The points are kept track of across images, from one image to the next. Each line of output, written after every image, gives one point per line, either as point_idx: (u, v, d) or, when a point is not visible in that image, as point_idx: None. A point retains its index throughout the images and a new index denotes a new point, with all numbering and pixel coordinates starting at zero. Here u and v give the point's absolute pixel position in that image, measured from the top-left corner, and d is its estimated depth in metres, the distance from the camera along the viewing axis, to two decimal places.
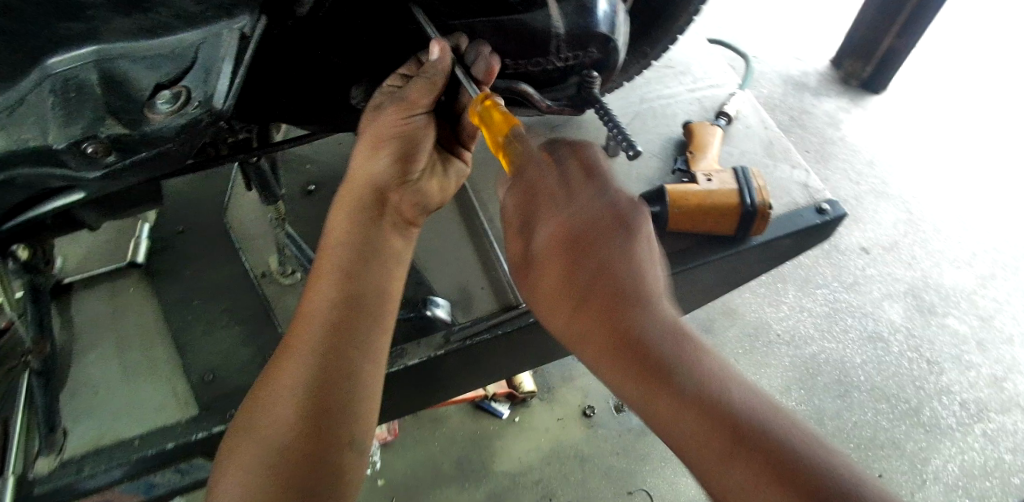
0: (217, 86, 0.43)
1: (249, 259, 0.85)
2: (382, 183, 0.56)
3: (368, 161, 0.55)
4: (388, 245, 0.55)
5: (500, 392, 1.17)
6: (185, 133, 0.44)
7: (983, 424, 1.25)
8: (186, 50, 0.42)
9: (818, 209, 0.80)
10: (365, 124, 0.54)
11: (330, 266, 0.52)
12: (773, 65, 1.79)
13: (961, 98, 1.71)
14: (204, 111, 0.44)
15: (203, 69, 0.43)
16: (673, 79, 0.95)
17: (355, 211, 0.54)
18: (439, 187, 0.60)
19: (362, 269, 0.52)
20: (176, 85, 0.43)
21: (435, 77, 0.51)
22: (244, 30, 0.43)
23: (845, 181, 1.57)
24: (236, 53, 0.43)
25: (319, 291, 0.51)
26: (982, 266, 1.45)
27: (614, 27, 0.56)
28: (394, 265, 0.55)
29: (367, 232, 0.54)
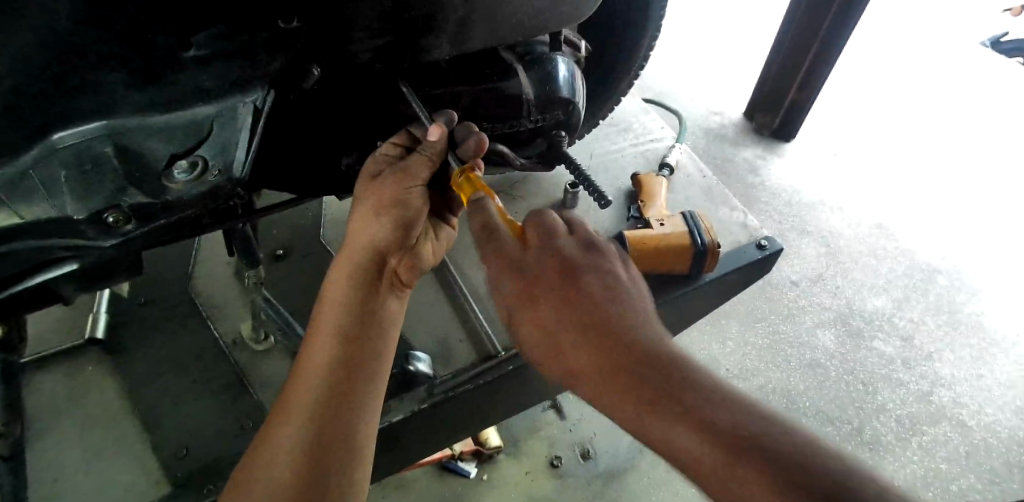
0: (235, 154, 0.47)
1: (219, 327, 0.85)
2: (382, 249, 0.56)
3: (368, 226, 0.56)
4: (386, 309, 0.55)
5: (466, 450, 1.17)
6: (204, 200, 0.46)
7: (918, 436, 1.36)
8: (202, 121, 0.46)
9: (758, 245, 0.89)
10: (364, 194, 0.56)
11: (327, 326, 0.53)
12: (694, 120, 1.95)
13: (859, 142, 1.91)
14: (224, 180, 0.46)
15: (219, 142, 0.46)
16: (617, 135, 1.03)
17: (352, 275, 0.55)
18: (433, 251, 0.61)
19: (360, 330, 0.53)
20: (192, 154, 0.46)
21: (431, 152, 0.55)
22: (256, 104, 0.47)
23: (770, 223, 1.71)
24: (250, 124, 0.47)
25: (316, 350, 0.52)
26: (897, 291, 1.59)
27: (574, 92, 0.62)
28: (393, 325, 0.55)
29: (365, 293, 0.55)
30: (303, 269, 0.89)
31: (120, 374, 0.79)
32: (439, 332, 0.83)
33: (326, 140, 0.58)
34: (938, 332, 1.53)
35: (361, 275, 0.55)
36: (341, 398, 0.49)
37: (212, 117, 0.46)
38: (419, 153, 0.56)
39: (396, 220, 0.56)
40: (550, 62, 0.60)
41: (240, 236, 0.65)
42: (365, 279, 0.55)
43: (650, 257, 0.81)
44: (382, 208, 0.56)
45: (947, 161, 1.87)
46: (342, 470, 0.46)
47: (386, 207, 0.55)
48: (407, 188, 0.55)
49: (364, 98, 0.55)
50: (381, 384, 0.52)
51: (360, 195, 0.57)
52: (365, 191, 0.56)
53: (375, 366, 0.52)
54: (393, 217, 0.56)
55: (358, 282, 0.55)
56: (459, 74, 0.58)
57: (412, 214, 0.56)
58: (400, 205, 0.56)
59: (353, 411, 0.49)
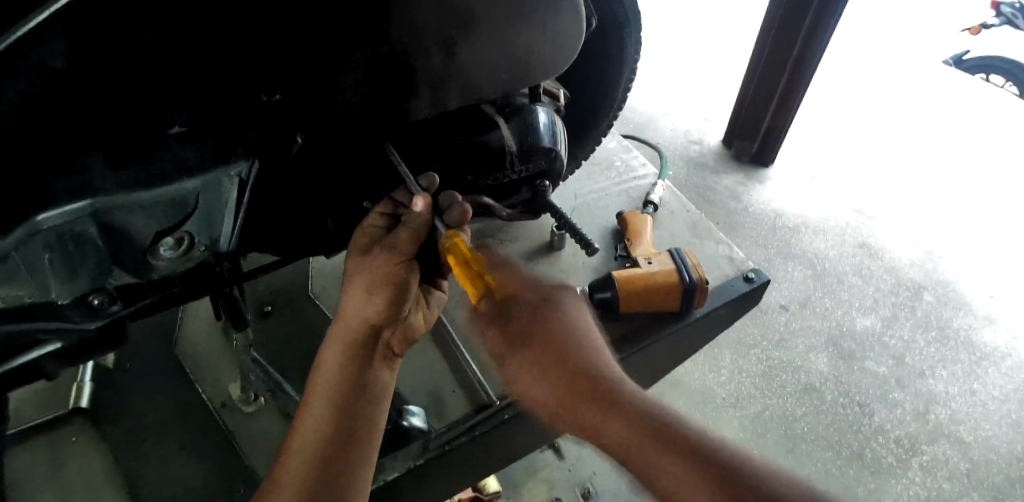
0: (220, 230, 0.47)
1: (205, 391, 0.83)
2: (376, 324, 0.57)
3: (362, 301, 0.57)
4: (378, 383, 0.56)
5: (465, 496, 1.15)
6: (186, 276, 0.46)
7: (918, 456, 1.36)
8: (187, 198, 0.46)
9: (745, 278, 0.89)
10: (357, 269, 0.57)
11: (321, 402, 0.54)
12: (675, 151, 1.98)
13: (838, 164, 1.95)
14: (209, 254, 0.47)
15: (203, 216, 0.47)
16: (601, 175, 1.04)
17: (347, 350, 0.56)
18: (422, 316, 0.62)
19: (353, 405, 0.54)
20: (177, 231, 0.46)
21: (417, 227, 0.55)
22: (241, 175, 0.47)
23: (756, 248, 1.73)
24: (235, 196, 0.48)
25: (309, 423, 0.54)
26: (886, 309, 1.61)
27: (554, 139, 0.63)
28: (382, 399, 0.57)
29: (358, 368, 0.56)
30: (292, 326, 0.88)
31: (104, 444, 0.76)
32: (432, 384, 0.82)
33: (315, 206, 0.57)
34: (929, 349, 1.54)
35: (355, 348, 0.56)
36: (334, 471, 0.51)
37: (196, 192, 0.46)
38: (406, 228, 0.55)
39: (388, 296, 0.56)
40: (530, 112, 0.61)
41: (227, 298, 0.64)
42: (359, 353, 0.57)
43: (638, 296, 0.81)
44: (374, 288, 0.56)
45: (923, 177, 1.91)
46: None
47: (380, 284, 0.56)
48: (399, 263, 0.56)
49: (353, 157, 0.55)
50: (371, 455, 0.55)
51: (353, 271, 0.57)
52: (358, 268, 0.57)
53: (366, 441, 0.54)
54: (386, 296, 0.56)
55: (353, 357, 0.56)
56: (442, 128, 0.59)
57: (403, 291, 0.57)
58: (392, 282, 0.56)
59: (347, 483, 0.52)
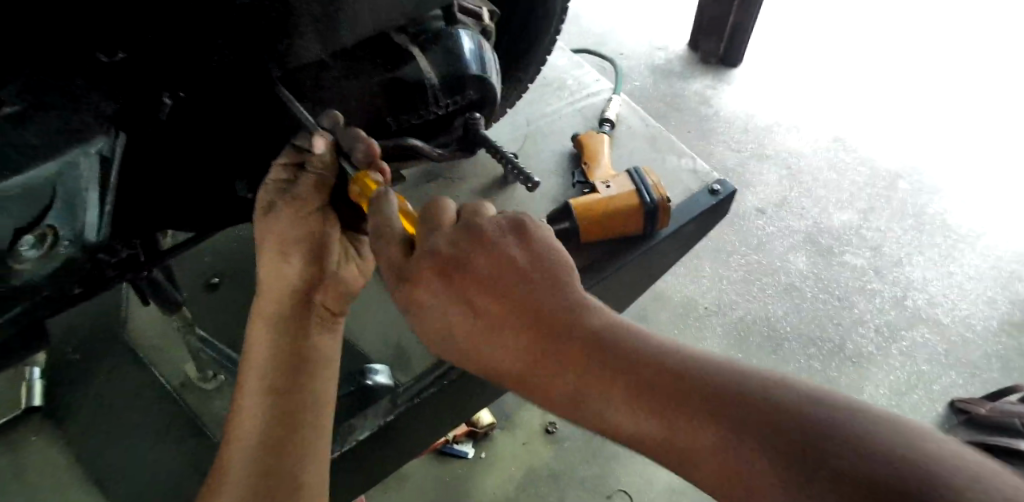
0: (84, 221, 0.40)
1: (161, 372, 0.78)
2: (302, 286, 0.55)
3: (279, 264, 0.53)
4: (321, 349, 0.54)
5: (460, 434, 1.23)
6: (53, 279, 0.40)
7: (897, 342, 1.37)
8: (41, 187, 0.37)
9: (710, 191, 0.85)
10: (263, 231, 0.53)
11: (258, 376, 0.52)
12: (640, 59, 1.89)
13: (808, 55, 1.87)
14: (75, 250, 0.40)
15: (67, 206, 0.38)
16: (553, 96, 0.97)
17: (275, 321, 0.54)
18: (358, 272, 0.57)
19: (291, 375, 0.52)
20: (39, 226, 0.37)
21: (323, 173, 0.51)
22: (103, 151, 0.40)
23: (729, 153, 1.68)
24: (99, 178, 0.40)
25: (250, 400, 0.51)
26: (863, 202, 1.59)
27: (483, 65, 0.58)
28: (329, 363, 0.54)
29: (294, 337, 0.53)
30: (242, 295, 0.83)
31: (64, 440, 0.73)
32: (394, 338, 0.79)
33: (218, 170, 0.53)
34: (906, 236, 1.53)
35: (286, 320, 0.54)
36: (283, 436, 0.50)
37: (53, 179, 0.37)
38: (308, 174, 0.51)
39: (306, 254, 0.54)
40: (451, 37, 0.56)
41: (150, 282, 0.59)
42: (292, 320, 0.54)
43: (597, 224, 0.77)
44: (288, 247, 0.53)
45: (895, 62, 1.85)
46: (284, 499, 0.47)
47: (293, 244, 0.53)
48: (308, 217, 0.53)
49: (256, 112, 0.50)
50: (323, 422, 0.52)
51: (261, 234, 0.53)
52: (266, 229, 0.52)
53: (315, 407, 0.52)
54: (303, 252, 0.54)
55: (283, 329, 0.54)
56: (349, 66, 0.53)
57: (323, 244, 0.54)
58: (304, 237, 0.54)
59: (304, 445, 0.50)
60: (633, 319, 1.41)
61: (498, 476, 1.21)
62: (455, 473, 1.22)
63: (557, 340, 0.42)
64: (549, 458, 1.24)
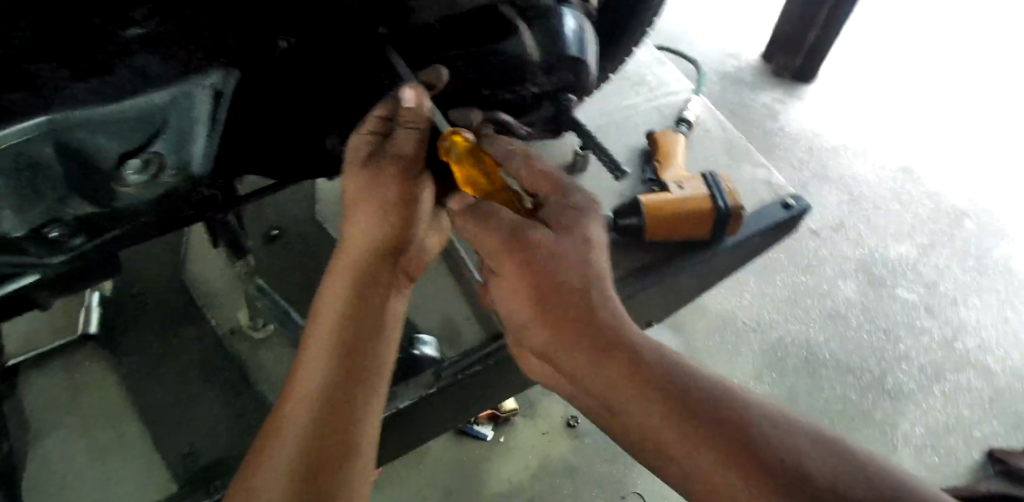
0: (189, 154, 0.44)
1: (214, 315, 0.79)
2: (386, 245, 0.52)
3: (366, 221, 0.52)
4: (390, 315, 0.52)
5: (482, 415, 1.23)
6: (156, 203, 0.45)
7: (943, 385, 1.33)
8: (154, 112, 0.39)
9: (783, 205, 0.83)
10: (358, 180, 0.51)
11: (331, 324, 0.50)
12: (707, 62, 1.85)
13: (884, 78, 1.81)
14: (177, 179, 0.45)
15: (175, 136, 0.42)
16: (629, 88, 0.95)
17: (355, 272, 0.52)
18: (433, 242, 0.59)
19: (367, 328, 0.50)
20: (145, 152, 0.41)
21: (423, 131, 0.49)
22: (215, 86, 0.40)
23: (788, 169, 1.64)
24: (207, 113, 0.42)
25: (318, 345, 0.49)
26: (923, 236, 1.53)
27: (583, 51, 0.57)
28: (395, 330, 0.53)
29: (371, 293, 0.51)
30: (298, 251, 0.83)
31: (114, 372, 0.75)
32: (443, 312, 0.79)
33: (311, 121, 0.52)
34: (965, 277, 1.48)
35: (367, 277, 0.52)
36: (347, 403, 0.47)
37: (164, 106, 0.39)
38: (401, 128, 0.49)
39: (399, 214, 0.52)
40: (556, 18, 0.54)
41: (221, 225, 0.59)
42: (371, 276, 0.52)
43: (666, 224, 0.76)
44: (381, 203, 0.51)
45: (977, 95, 1.78)
46: (344, 449, 0.45)
47: (388, 201, 0.51)
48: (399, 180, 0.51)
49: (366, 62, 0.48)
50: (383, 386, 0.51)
51: (351, 182, 0.51)
52: (359, 176, 0.50)
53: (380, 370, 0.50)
54: (397, 213, 0.52)
55: (363, 283, 0.51)
56: (455, 34, 0.51)
57: (417, 208, 0.52)
58: (399, 197, 0.51)
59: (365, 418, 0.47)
60: (671, 326, 1.39)
61: (515, 463, 1.21)
62: (473, 455, 1.22)
63: (586, 332, 0.48)
64: (569, 453, 1.23)
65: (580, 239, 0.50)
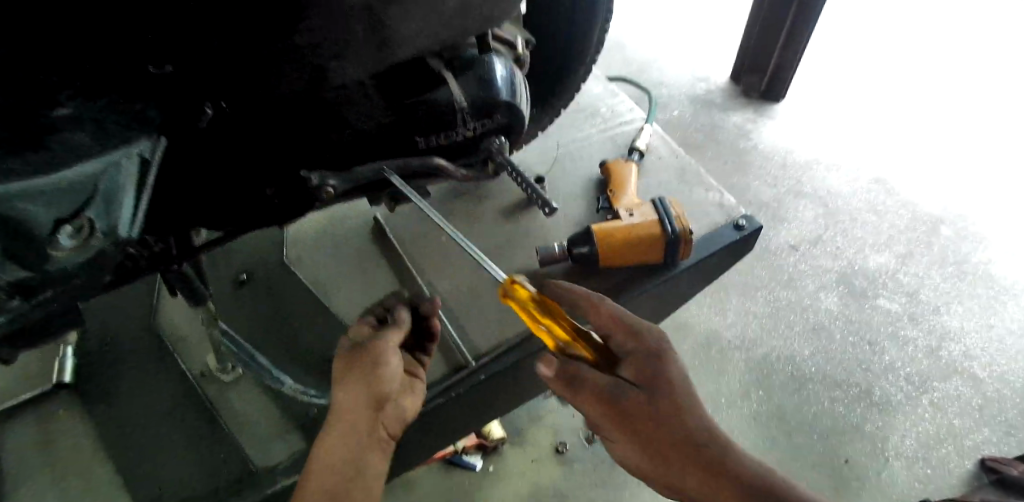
0: (119, 216, 0.44)
1: (185, 360, 0.82)
2: (373, 403, 0.64)
3: (354, 389, 0.64)
4: (373, 462, 0.63)
5: (470, 445, 1.24)
6: (89, 270, 0.43)
7: (928, 393, 1.33)
8: (86, 182, 0.43)
9: (736, 226, 0.85)
10: (349, 369, 0.65)
11: (324, 462, 0.62)
12: (679, 87, 1.90)
13: (854, 92, 1.85)
14: (108, 243, 0.43)
15: (103, 200, 0.43)
16: (584, 121, 0.99)
17: (346, 426, 0.63)
18: (413, 403, 0.68)
19: (354, 470, 0.62)
20: (78, 217, 0.42)
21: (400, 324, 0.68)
22: (143, 154, 0.45)
23: (764, 186, 1.67)
24: (137, 178, 0.45)
25: (312, 480, 0.61)
26: (901, 245, 1.55)
27: (514, 93, 0.60)
28: (377, 474, 0.63)
29: (356, 445, 0.63)
30: (265, 296, 0.84)
31: (92, 423, 0.78)
32: None
33: (253, 178, 0.54)
34: (946, 284, 1.49)
35: (355, 431, 0.63)
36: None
37: (95, 177, 0.43)
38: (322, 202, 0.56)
39: (377, 384, 0.65)
40: (483, 64, 0.57)
41: (178, 276, 0.62)
42: (358, 433, 0.63)
43: (619, 250, 0.78)
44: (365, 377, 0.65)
45: (948, 104, 1.81)
46: None
47: (369, 374, 0.65)
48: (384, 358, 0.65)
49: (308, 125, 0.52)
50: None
51: (342, 373, 0.66)
52: (348, 369, 0.65)
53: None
54: (374, 384, 0.64)
55: (351, 435, 0.63)
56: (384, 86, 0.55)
57: (389, 380, 0.65)
58: (378, 374, 0.65)
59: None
60: None
61: (506, 491, 1.22)
62: (463, 486, 1.23)
63: (663, 441, 0.57)
64: (558, 480, 1.23)
65: (652, 362, 0.60)
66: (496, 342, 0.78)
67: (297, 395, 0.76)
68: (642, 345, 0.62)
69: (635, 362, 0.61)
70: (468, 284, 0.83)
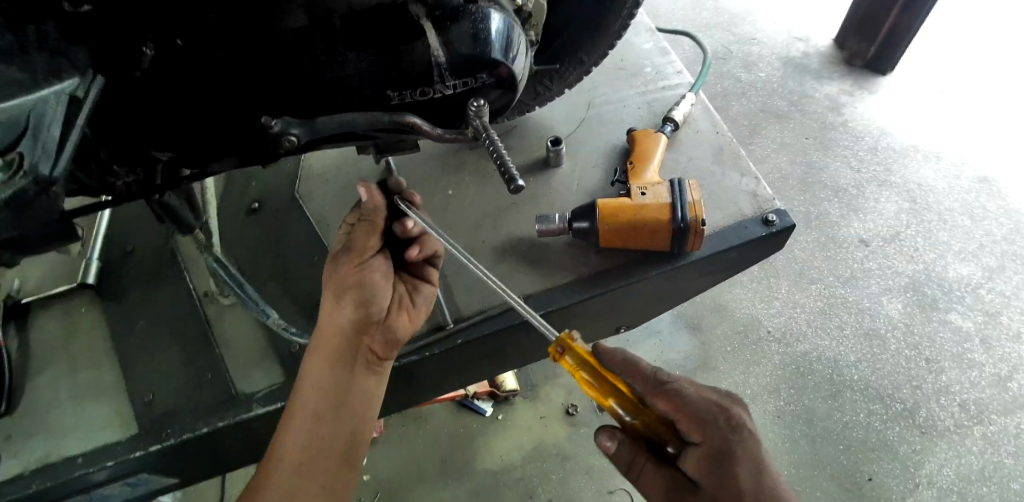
0: (46, 154, 0.43)
1: (192, 278, 0.87)
2: (355, 325, 0.66)
3: (334, 309, 0.66)
4: (361, 385, 0.64)
5: (480, 391, 1.24)
6: (11, 206, 0.41)
7: (983, 426, 1.19)
8: (17, 114, 0.43)
9: (764, 221, 0.76)
10: (330, 281, 0.67)
11: (311, 390, 0.63)
12: (773, 47, 1.72)
13: (978, 77, 1.61)
14: (30, 181, 0.41)
15: (32, 136, 0.43)
16: (624, 82, 0.92)
17: (330, 350, 0.65)
18: (408, 321, 0.69)
19: (341, 397, 0.63)
20: (9, 153, 0.41)
21: (372, 219, 0.67)
22: (72, 93, 0.46)
23: (846, 170, 1.50)
24: (64, 118, 0.45)
25: (299, 409, 0.62)
26: (991, 258, 1.37)
27: (506, 51, 0.54)
28: (368, 400, 0.64)
29: (341, 369, 0.64)
30: (273, 224, 0.87)
31: (105, 320, 0.84)
32: None
33: (219, 118, 0.56)
34: None
35: (338, 354, 0.64)
36: (327, 448, 0.61)
37: (27, 111, 0.43)
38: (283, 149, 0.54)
39: (357, 299, 0.65)
40: (473, 16, 0.52)
41: (164, 207, 0.64)
42: (342, 357, 0.64)
43: (621, 230, 0.72)
44: (342, 292, 0.66)
45: None
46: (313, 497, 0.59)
47: (347, 289, 0.65)
48: (360, 275, 0.66)
49: (265, 73, 0.53)
50: (357, 443, 0.63)
51: (327, 286, 0.67)
52: (330, 279, 0.67)
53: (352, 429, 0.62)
54: (353, 298, 0.65)
55: (334, 358, 0.64)
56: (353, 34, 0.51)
57: (370, 291, 0.66)
58: (358, 285, 0.66)
59: (347, 460, 0.62)
60: (686, 325, 1.34)
61: (508, 442, 1.22)
62: (468, 428, 1.24)
63: None
64: (563, 440, 1.22)
65: (713, 451, 0.56)
66: (479, 307, 0.76)
67: (278, 330, 0.76)
68: (704, 425, 0.57)
69: (702, 455, 0.56)
70: (464, 242, 0.80)
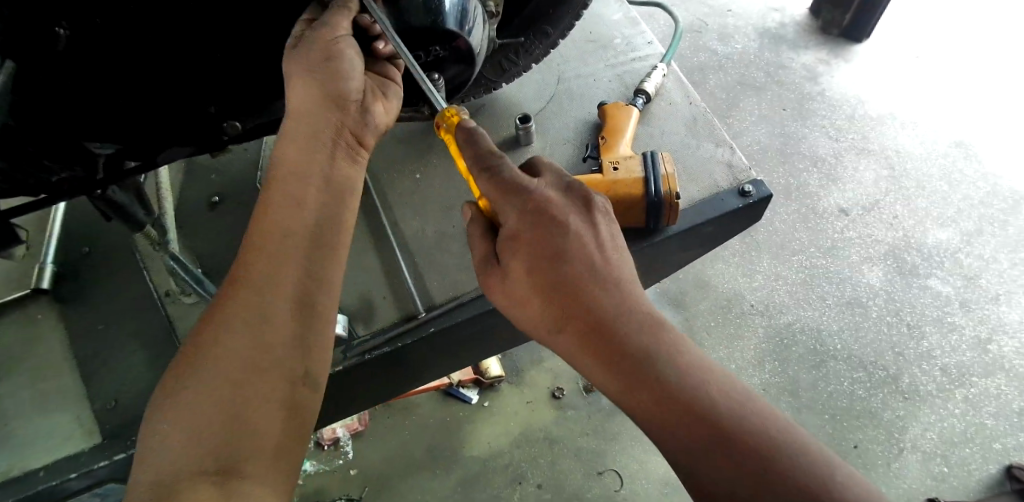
0: None
1: (152, 277, 0.83)
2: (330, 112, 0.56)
3: (303, 88, 0.55)
4: (345, 177, 0.56)
5: (465, 379, 1.22)
6: None
7: (964, 388, 1.20)
8: None
9: (740, 192, 0.75)
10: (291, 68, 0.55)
11: (281, 200, 0.53)
12: (749, 19, 1.70)
13: (952, 42, 1.61)
14: None
15: None
16: (593, 56, 0.89)
17: (303, 144, 0.55)
18: (384, 111, 0.61)
19: (322, 198, 0.54)
20: None
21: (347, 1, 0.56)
22: None
23: (824, 139, 1.49)
24: None
25: (270, 220, 0.52)
26: (969, 222, 1.37)
27: (462, 24, 0.56)
28: (350, 193, 0.56)
29: (319, 161, 0.55)
30: (236, 217, 0.83)
31: (62, 325, 0.80)
32: (363, 290, 0.75)
33: (146, 95, 0.56)
34: (1013, 271, 1.31)
35: (313, 147, 0.55)
36: (310, 265, 0.51)
37: None
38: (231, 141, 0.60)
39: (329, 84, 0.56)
40: None
41: (112, 203, 0.62)
42: (320, 143, 0.56)
43: None
44: (315, 70, 0.54)
45: None
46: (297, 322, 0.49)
47: (317, 69, 0.54)
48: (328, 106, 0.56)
49: (191, 47, 0.53)
50: (340, 254, 0.53)
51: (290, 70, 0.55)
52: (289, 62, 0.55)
53: (334, 237, 0.53)
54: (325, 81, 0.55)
55: (311, 148, 0.55)
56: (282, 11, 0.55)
57: (343, 78, 0.56)
58: (329, 73, 0.55)
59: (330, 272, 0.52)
60: (669, 303, 1.32)
61: (494, 429, 1.20)
62: (454, 416, 1.22)
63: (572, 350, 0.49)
64: (550, 424, 1.20)
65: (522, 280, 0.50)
66: (452, 294, 0.73)
67: None
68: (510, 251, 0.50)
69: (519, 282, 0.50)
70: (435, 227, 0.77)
